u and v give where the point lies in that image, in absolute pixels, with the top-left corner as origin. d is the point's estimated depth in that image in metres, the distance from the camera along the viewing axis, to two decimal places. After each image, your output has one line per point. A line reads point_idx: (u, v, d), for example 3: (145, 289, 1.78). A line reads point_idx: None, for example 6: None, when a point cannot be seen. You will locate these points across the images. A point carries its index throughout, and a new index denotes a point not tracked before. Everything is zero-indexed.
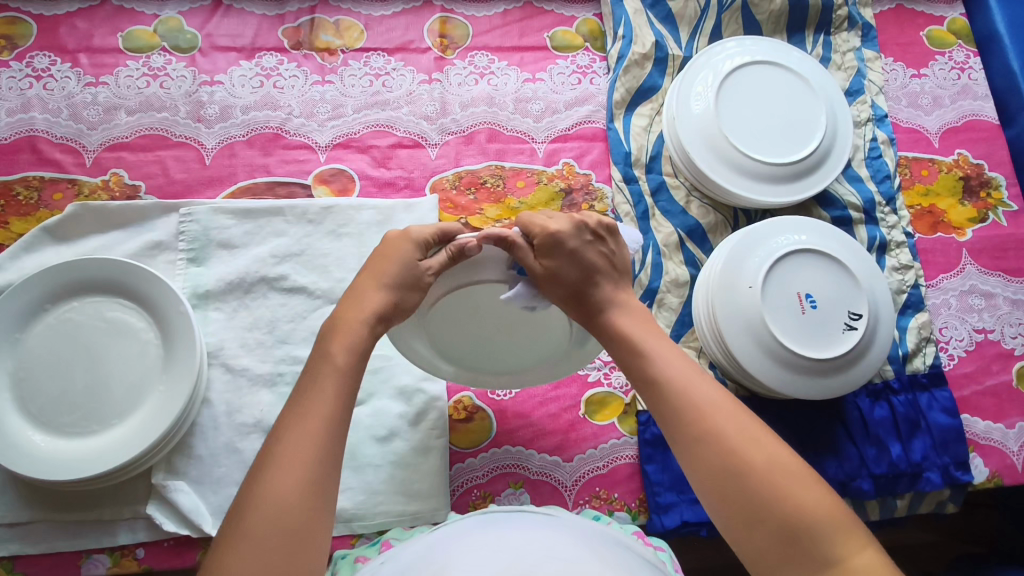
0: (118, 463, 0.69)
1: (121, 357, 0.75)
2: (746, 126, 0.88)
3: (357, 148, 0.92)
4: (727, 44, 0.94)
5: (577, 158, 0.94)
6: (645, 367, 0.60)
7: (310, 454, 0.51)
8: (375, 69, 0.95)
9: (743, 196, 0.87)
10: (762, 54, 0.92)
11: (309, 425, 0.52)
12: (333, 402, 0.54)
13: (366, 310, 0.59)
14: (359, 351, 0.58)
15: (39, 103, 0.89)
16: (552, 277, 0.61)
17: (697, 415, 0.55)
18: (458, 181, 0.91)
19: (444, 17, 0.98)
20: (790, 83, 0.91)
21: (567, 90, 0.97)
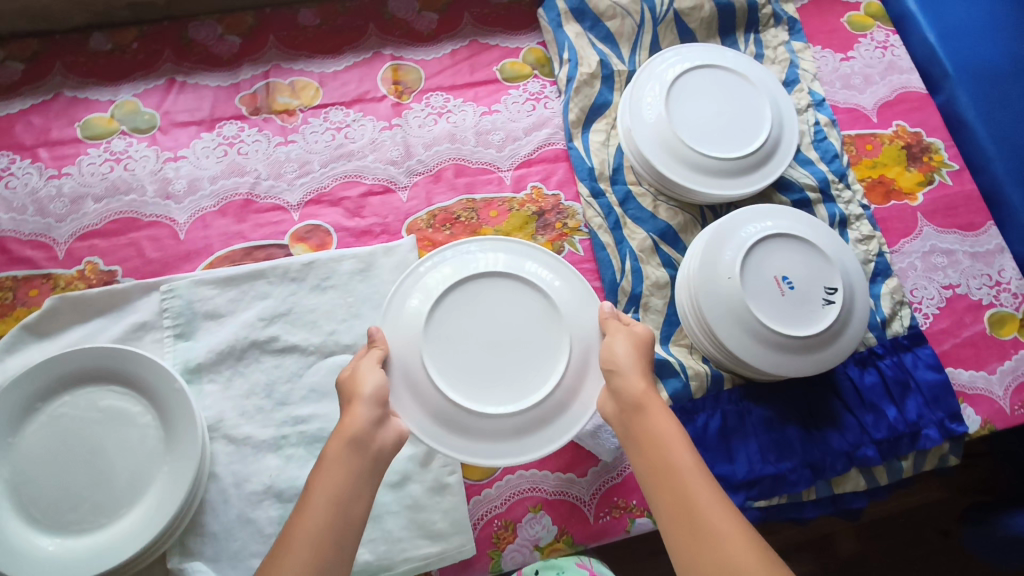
0: (131, 553, 0.68)
1: (120, 444, 0.74)
2: (699, 128, 0.92)
3: (329, 202, 0.93)
4: (667, 54, 0.98)
5: (543, 180, 0.97)
6: (650, 448, 0.63)
7: (303, 562, 0.55)
8: (335, 123, 0.97)
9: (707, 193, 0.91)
10: (701, 59, 0.97)
11: (310, 533, 0.56)
12: (330, 508, 0.58)
13: (348, 429, 0.64)
14: (349, 458, 0.62)
15: (3, 203, 0.88)
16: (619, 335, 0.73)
17: (693, 506, 0.58)
18: (433, 219, 0.93)
19: (395, 65, 1.01)
20: (732, 83, 0.96)
21: (524, 118, 1.00)
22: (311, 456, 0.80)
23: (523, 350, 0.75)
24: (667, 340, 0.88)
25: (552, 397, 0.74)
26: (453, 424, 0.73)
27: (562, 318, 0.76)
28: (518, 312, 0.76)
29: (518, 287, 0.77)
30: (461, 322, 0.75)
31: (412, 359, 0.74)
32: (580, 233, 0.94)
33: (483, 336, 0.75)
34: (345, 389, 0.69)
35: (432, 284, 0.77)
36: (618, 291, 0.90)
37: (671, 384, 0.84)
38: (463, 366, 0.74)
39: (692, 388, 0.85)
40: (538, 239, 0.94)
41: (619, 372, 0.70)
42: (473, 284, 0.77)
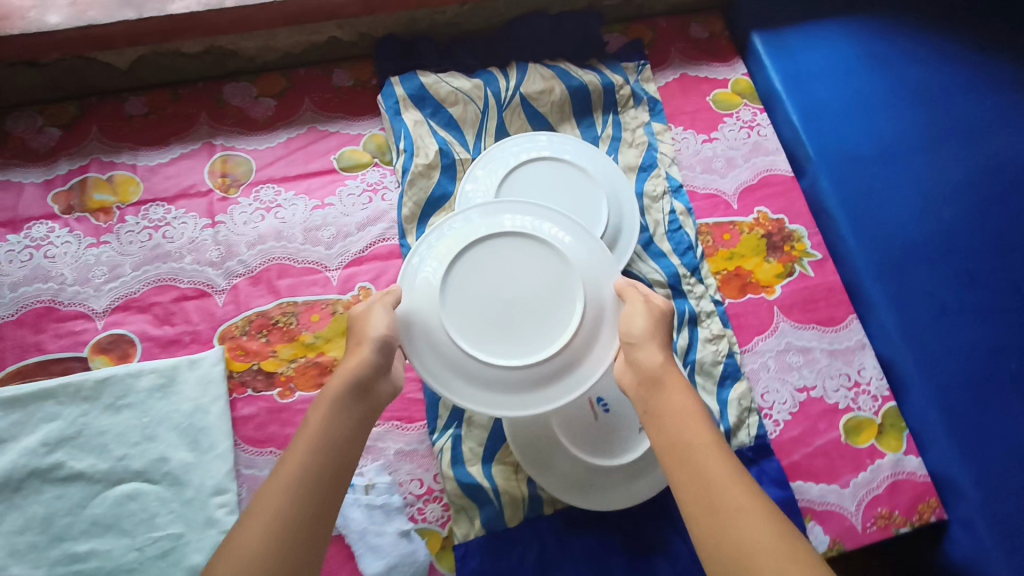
0: None
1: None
2: None
3: (137, 309, 0.87)
4: (501, 148, 0.93)
5: (373, 280, 0.91)
6: (668, 422, 0.63)
7: (283, 501, 0.58)
8: (154, 221, 0.92)
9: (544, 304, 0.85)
10: (534, 154, 0.91)
11: (285, 482, 0.59)
12: (314, 452, 0.62)
13: (342, 376, 0.67)
14: (334, 406, 0.65)
15: None
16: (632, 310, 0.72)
17: (711, 481, 0.58)
18: (248, 325, 0.88)
19: (224, 156, 0.96)
20: (567, 175, 0.90)
21: (358, 211, 0.95)
22: None
23: (540, 304, 0.74)
24: (490, 459, 0.82)
25: (565, 354, 0.73)
26: (464, 374, 0.73)
27: (577, 272, 0.75)
28: (529, 263, 0.75)
29: (521, 241, 0.76)
30: (474, 288, 0.74)
31: (427, 311, 0.74)
32: None
33: (494, 297, 0.74)
34: (360, 323, 0.72)
35: (445, 248, 0.76)
36: (438, 406, 0.85)
37: (485, 512, 0.79)
38: (487, 329, 0.73)
39: (506, 515, 0.80)
40: None
41: (637, 344, 0.69)
42: (487, 240, 0.76)
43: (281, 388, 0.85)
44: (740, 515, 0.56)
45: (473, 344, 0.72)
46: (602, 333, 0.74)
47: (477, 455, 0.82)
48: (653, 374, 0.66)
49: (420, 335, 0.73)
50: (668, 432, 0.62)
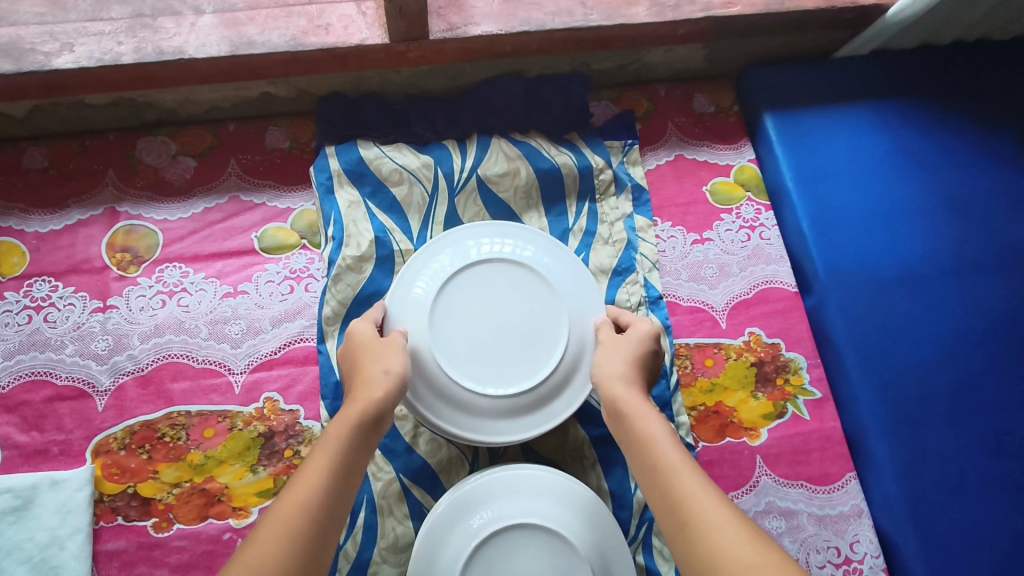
0: None
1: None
2: (480, 319, 0.72)
3: (3, 407, 0.75)
4: (438, 245, 0.77)
5: (283, 389, 0.78)
6: (633, 439, 0.60)
7: (304, 519, 0.52)
8: (36, 300, 0.79)
9: (482, 414, 0.71)
10: (477, 252, 0.75)
11: (296, 511, 0.52)
12: (330, 482, 0.55)
13: (370, 399, 0.62)
14: (351, 438, 0.59)
15: None
16: (615, 351, 0.70)
17: (679, 496, 0.54)
18: (129, 437, 0.75)
19: (128, 226, 0.83)
20: (519, 273, 0.74)
21: (275, 304, 0.81)
22: None
23: (525, 337, 0.72)
24: None
25: (552, 380, 0.72)
26: (446, 399, 0.71)
27: (567, 300, 0.74)
28: (515, 290, 0.74)
29: (507, 269, 0.74)
30: (460, 319, 0.72)
31: (414, 332, 0.72)
32: None
33: (483, 327, 0.72)
34: (373, 349, 0.67)
35: (430, 277, 0.74)
36: (338, 557, 0.71)
37: None
38: (476, 360, 0.71)
39: None
40: (258, 472, 0.74)
41: (616, 382, 0.66)
42: (476, 264, 0.74)
43: (157, 518, 0.72)
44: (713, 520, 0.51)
45: (463, 377, 0.70)
46: (583, 367, 0.73)
47: None
48: (614, 398, 0.65)
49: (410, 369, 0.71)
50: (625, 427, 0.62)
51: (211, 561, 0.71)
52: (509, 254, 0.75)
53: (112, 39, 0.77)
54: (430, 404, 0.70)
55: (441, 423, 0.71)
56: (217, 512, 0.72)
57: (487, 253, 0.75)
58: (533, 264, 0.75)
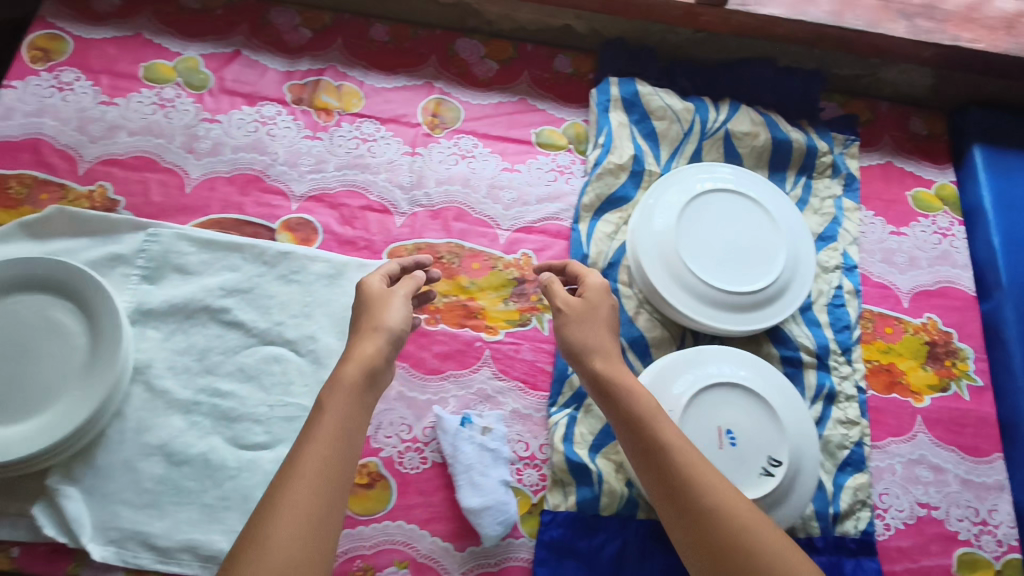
0: (18, 454, 0.73)
1: (53, 354, 0.79)
2: (715, 233, 0.88)
3: (327, 204, 0.95)
4: (689, 170, 0.93)
5: (537, 251, 0.95)
6: (629, 419, 0.69)
7: (314, 485, 0.57)
8: (364, 134, 1.00)
9: (710, 305, 0.86)
10: (721, 181, 0.91)
11: (310, 470, 0.57)
12: (337, 444, 0.60)
13: (360, 356, 0.67)
14: (352, 393, 0.64)
15: (54, 111, 0.96)
16: (589, 311, 0.77)
17: (683, 478, 0.63)
18: (416, 251, 0.94)
19: (440, 99, 1.03)
20: (749, 204, 0.90)
21: (541, 186, 0.99)
22: (214, 430, 0.82)
23: (750, 251, 0.88)
24: (596, 449, 0.85)
25: (769, 288, 0.86)
26: (681, 287, 0.86)
27: (787, 231, 0.90)
28: (744, 217, 0.90)
29: (740, 199, 0.90)
30: (700, 230, 0.88)
31: (660, 228, 0.88)
32: (552, 313, 0.92)
33: (718, 239, 0.88)
34: (377, 300, 0.74)
35: (677, 195, 0.90)
36: (564, 383, 0.88)
37: (581, 492, 0.82)
38: (709, 262, 0.87)
39: (601, 503, 0.82)
40: (508, 305, 0.92)
41: (593, 357, 0.73)
42: (716, 190, 0.90)
43: (428, 315, 0.91)
44: (712, 507, 0.60)
45: (699, 272, 0.86)
46: (793, 283, 0.88)
47: (586, 441, 0.85)
48: (598, 369, 0.72)
49: (655, 263, 0.87)
50: (620, 407, 0.69)
51: (463, 358, 0.89)
52: (743, 188, 0.91)
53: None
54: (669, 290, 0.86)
55: (676, 299, 0.86)
56: (473, 325, 0.91)
57: (725, 184, 0.91)
58: (761, 198, 0.91)
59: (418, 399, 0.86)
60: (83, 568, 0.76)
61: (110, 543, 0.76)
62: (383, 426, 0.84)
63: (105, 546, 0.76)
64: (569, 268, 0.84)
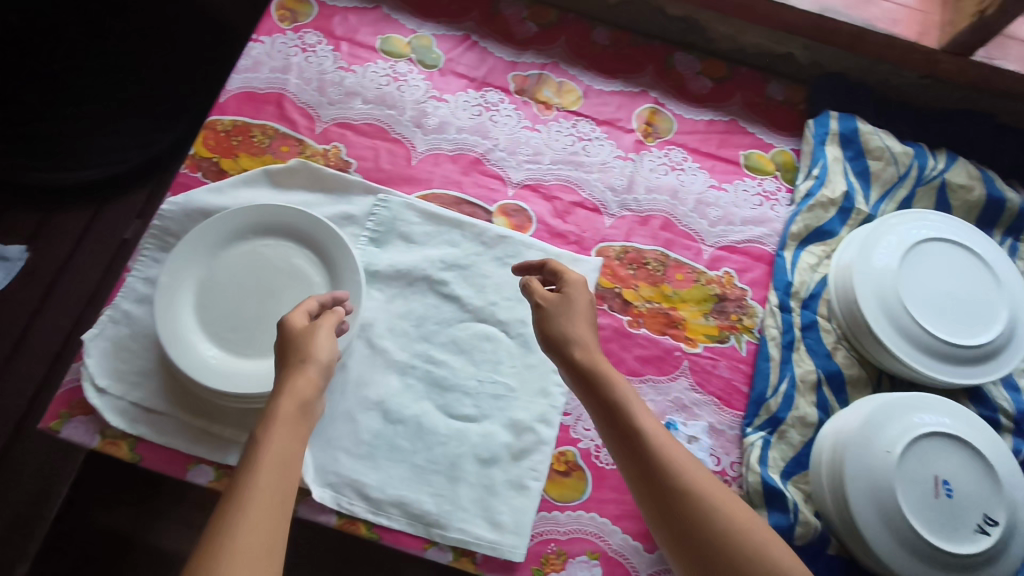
0: (263, 389, 0.77)
1: (295, 302, 0.84)
2: (936, 281, 0.88)
3: (542, 195, 0.98)
4: (910, 215, 0.93)
5: (738, 271, 0.97)
6: (638, 439, 0.68)
7: (265, 528, 0.54)
8: (580, 133, 1.02)
9: (927, 352, 0.85)
10: (944, 232, 0.91)
11: (260, 512, 0.55)
12: (251, 473, 0.57)
13: (297, 391, 0.65)
14: (289, 426, 0.62)
15: (298, 70, 1.01)
16: (569, 307, 0.77)
17: (694, 499, 0.64)
18: (623, 254, 0.96)
19: (655, 108, 1.05)
20: (970, 258, 0.90)
21: (746, 208, 1.00)
22: (426, 395, 0.86)
23: (971, 306, 0.87)
24: (787, 476, 0.85)
25: (989, 345, 0.85)
26: (899, 330, 0.86)
27: (1008, 291, 0.89)
28: (965, 270, 0.89)
29: (962, 252, 0.90)
30: (921, 276, 0.88)
31: (876, 269, 0.88)
32: (750, 334, 0.93)
33: (939, 288, 0.87)
34: (301, 336, 0.70)
35: (898, 238, 0.90)
36: (761, 406, 0.88)
37: (775, 517, 0.82)
38: (929, 310, 0.86)
39: (796, 531, 0.82)
40: (708, 320, 0.94)
41: (578, 349, 0.74)
42: (939, 239, 0.90)
43: (631, 317, 0.93)
44: (722, 532, 0.63)
45: (920, 318, 0.85)
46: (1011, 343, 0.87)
47: (779, 466, 0.86)
48: (581, 359, 0.73)
49: (872, 302, 0.88)
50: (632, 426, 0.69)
51: (662, 365, 0.91)
52: (965, 242, 0.91)
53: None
54: (885, 331, 0.86)
55: (889, 340, 0.86)
56: (673, 334, 0.92)
57: (944, 234, 0.91)
58: (982, 254, 0.91)
59: None
60: (302, 505, 0.81)
61: (329, 486, 0.81)
62: (583, 418, 0.88)
63: (324, 488, 0.80)
64: (548, 266, 0.83)
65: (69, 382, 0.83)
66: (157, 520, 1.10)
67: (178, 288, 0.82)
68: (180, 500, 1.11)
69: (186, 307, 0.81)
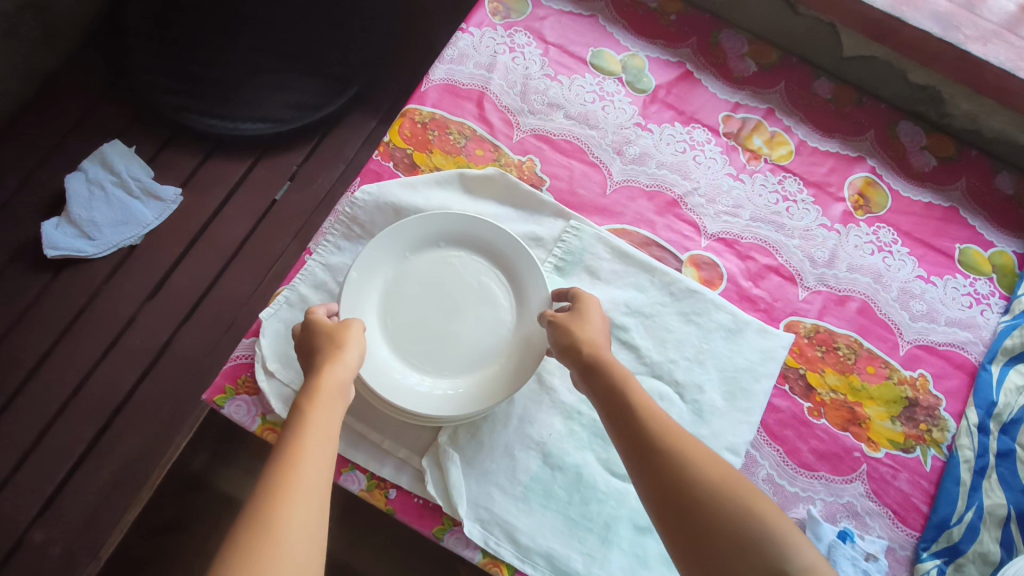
0: (444, 413, 0.73)
1: (476, 322, 0.80)
2: None
3: (735, 251, 0.92)
4: None
5: (935, 376, 0.88)
6: (648, 435, 0.61)
7: (314, 491, 0.51)
8: (785, 191, 0.95)
9: None
10: None
11: (308, 475, 0.52)
12: (299, 436, 0.55)
13: (338, 373, 0.63)
14: (328, 397, 0.60)
15: (504, 69, 0.97)
16: (572, 319, 0.74)
17: (707, 493, 0.56)
18: (813, 332, 0.89)
19: (870, 178, 0.96)
20: None
21: (955, 308, 0.91)
22: (589, 445, 0.81)
23: None
24: None
25: None
26: None
27: None
28: None
29: None
30: None
31: None
32: (938, 449, 0.85)
33: None
34: (324, 329, 0.69)
35: None
36: (942, 532, 0.80)
37: None
38: None
39: None
40: (895, 424, 0.86)
41: (580, 351, 0.70)
42: None
43: (812, 405, 0.85)
44: (740, 534, 0.54)
45: None
46: None
47: None
48: (594, 360, 0.69)
49: None
50: (642, 421, 0.62)
51: (838, 464, 0.83)
52: None
53: (1009, 52, 0.91)
54: None
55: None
56: (855, 432, 0.85)
57: None
58: None
59: (786, 488, 0.81)
60: (448, 533, 0.76)
61: (479, 522, 0.76)
62: None
63: (475, 525, 0.75)
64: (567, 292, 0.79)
65: (238, 358, 0.80)
66: (222, 463, 1.11)
67: (366, 289, 0.78)
68: (247, 451, 1.13)
69: (372, 308, 0.78)
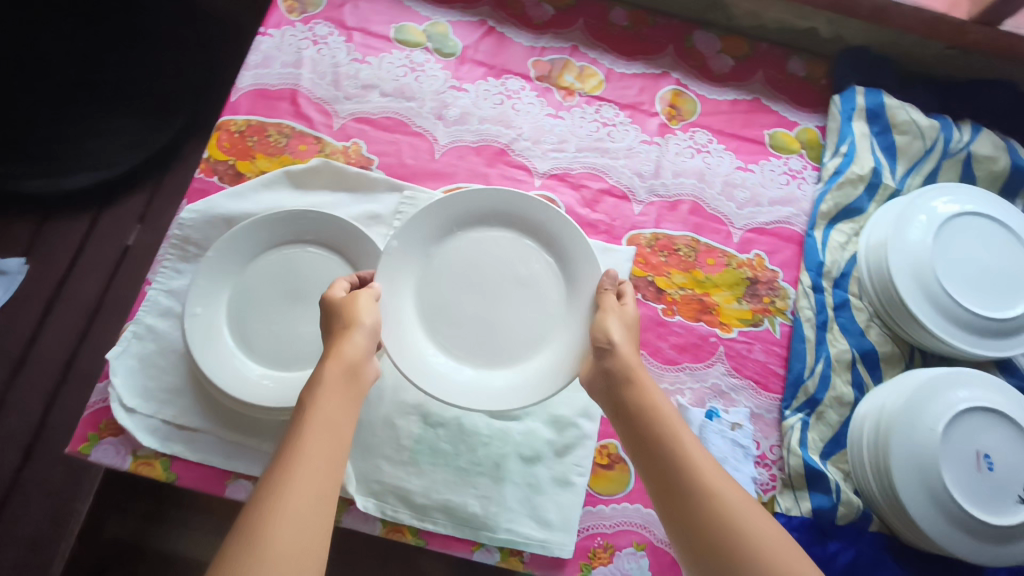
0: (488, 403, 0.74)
1: (523, 308, 0.81)
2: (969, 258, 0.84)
3: (569, 184, 0.96)
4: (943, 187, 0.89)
5: (769, 253, 0.96)
6: (638, 407, 0.67)
7: (314, 482, 0.54)
8: (604, 118, 1.00)
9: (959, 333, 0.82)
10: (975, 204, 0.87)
11: (309, 467, 0.55)
12: (305, 428, 0.58)
13: (347, 355, 0.65)
14: (338, 384, 0.63)
15: (311, 63, 0.98)
16: (617, 310, 0.76)
17: (684, 463, 0.62)
18: (654, 241, 0.94)
19: (677, 90, 1.03)
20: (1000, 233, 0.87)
21: (774, 188, 0.99)
22: None
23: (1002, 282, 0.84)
24: (826, 456, 0.84)
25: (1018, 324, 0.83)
26: (934, 303, 0.83)
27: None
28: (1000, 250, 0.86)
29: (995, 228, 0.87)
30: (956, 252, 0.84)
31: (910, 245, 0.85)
32: (783, 316, 0.92)
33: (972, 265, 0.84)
34: (341, 309, 0.70)
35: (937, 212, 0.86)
36: (799, 388, 0.87)
37: (818, 498, 0.81)
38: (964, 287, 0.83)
39: (838, 512, 0.81)
40: (742, 304, 0.92)
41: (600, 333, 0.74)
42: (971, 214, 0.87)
43: (665, 306, 0.91)
44: (709, 502, 0.59)
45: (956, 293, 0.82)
46: None
47: (817, 447, 0.85)
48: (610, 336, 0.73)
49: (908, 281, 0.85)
50: (635, 393, 0.68)
51: (698, 351, 0.89)
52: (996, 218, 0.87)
53: None
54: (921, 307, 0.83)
55: (921, 313, 0.83)
56: (708, 319, 0.91)
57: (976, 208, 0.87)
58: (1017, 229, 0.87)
59: None
60: (344, 515, 0.78)
61: (373, 495, 0.78)
62: None
63: (369, 499, 0.78)
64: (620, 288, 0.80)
65: (95, 404, 0.79)
66: (155, 525, 1.11)
67: (405, 280, 0.80)
68: (178, 502, 1.13)
69: (409, 298, 0.80)
